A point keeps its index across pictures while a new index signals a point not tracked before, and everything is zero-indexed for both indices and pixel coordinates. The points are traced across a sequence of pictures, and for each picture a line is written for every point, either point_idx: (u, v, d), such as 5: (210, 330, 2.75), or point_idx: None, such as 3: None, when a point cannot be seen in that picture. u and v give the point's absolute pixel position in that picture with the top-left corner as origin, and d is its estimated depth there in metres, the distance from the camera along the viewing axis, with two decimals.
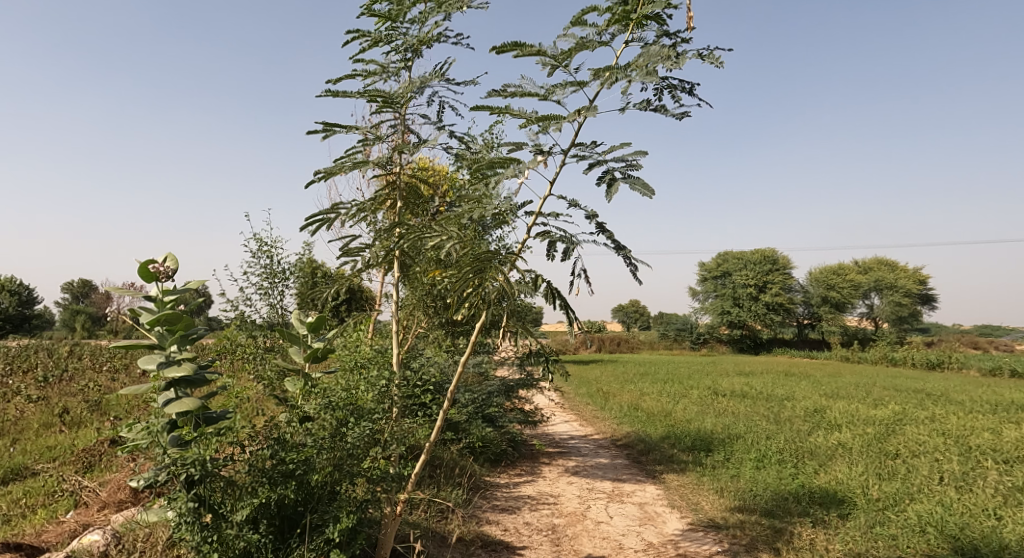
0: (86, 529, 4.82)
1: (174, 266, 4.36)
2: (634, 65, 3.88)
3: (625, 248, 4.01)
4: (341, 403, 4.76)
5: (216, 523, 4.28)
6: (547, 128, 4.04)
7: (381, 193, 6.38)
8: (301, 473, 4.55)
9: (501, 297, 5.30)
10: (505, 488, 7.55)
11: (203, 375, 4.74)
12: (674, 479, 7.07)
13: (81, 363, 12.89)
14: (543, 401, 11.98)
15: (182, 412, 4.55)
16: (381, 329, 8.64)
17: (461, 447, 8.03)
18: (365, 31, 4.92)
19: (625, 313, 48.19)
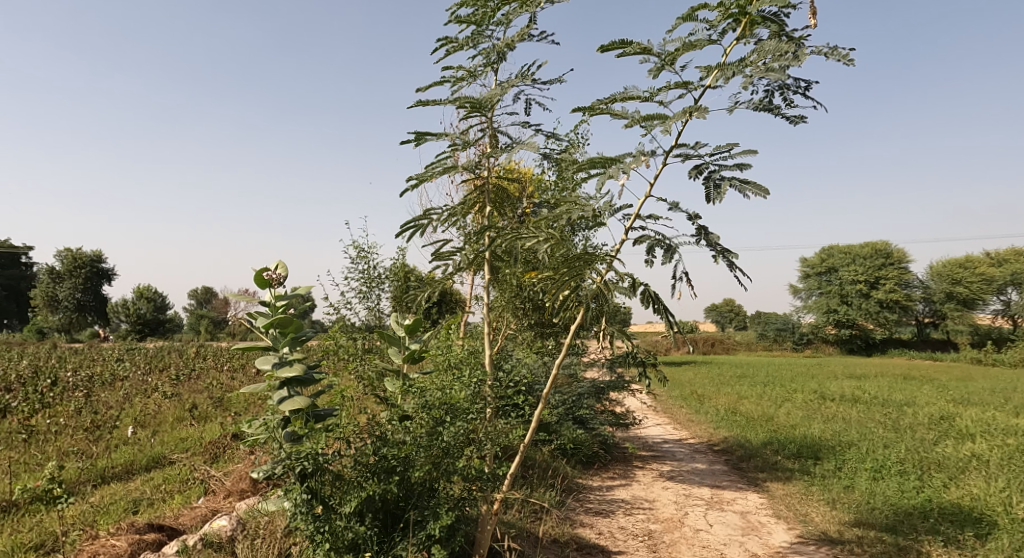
0: (216, 514, 5.11)
1: (285, 272, 4.63)
2: (747, 62, 3.90)
3: (728, 252, 4.00)
4: (437, 402, 4.89)
5: (327, 515, 4.44)
6: (650, 128, 4.10)
7: (471, 196, 6.46)
8: (402, 469, 4.69)
9: (596, 297, 5.26)
10: (598, 491, 7.50)
11: (312, 374, 4.98)
12: (779, 487, 6.80)
13: (203, 361, 13.81)
14: (634, 403, 11.81)
15: (295, 410, 4.86)
16: (471, 331, 8.77)
17: (551, 449, 8.09)
18: (453, 38, 5.02)
19: (720, 314, 47.01)
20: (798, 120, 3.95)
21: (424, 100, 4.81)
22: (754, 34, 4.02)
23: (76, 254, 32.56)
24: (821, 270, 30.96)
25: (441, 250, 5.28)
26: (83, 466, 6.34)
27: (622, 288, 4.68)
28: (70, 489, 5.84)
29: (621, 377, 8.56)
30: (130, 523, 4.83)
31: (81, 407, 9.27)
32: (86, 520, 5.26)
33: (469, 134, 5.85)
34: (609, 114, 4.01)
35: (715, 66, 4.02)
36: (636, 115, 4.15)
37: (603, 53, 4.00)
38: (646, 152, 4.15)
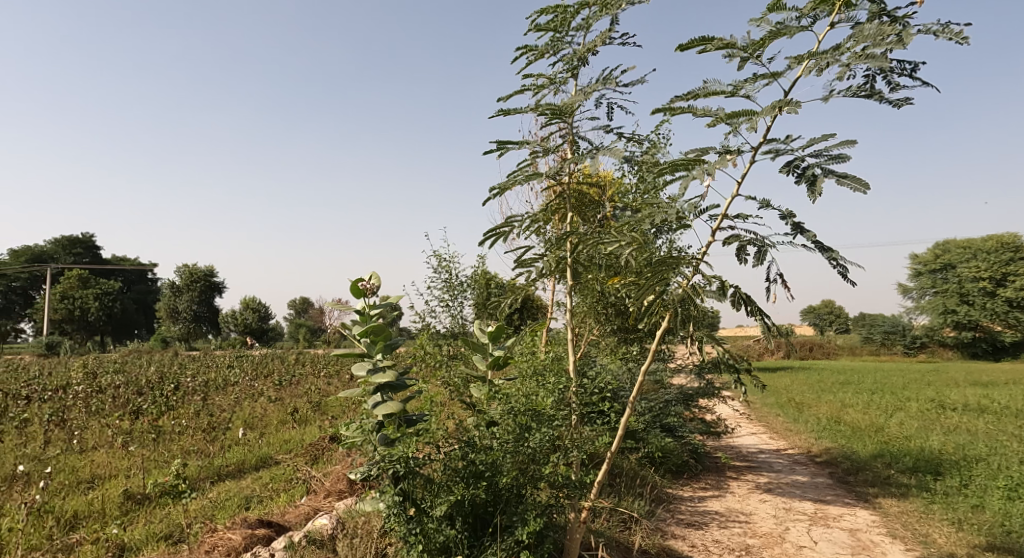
0: (317, 513, 5.59)
1: (379, 282, 4.75)
2: (843, 49, 3.60)
3: (832, 249, 3.70)
4: (522, 409, 4.83)
5: (420, 517, 4.41)
6: (735, 126, 3.89)
7: (552, 203, 6.31)
8: (491, 474, 4.57)
9: (684, 301, 4.99)
10: (689, 502, 7.17)
11: (404, 381, 4.98)
12: (893, 504, 6.28)
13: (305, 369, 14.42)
14: (726, 411, 11.34)
15: (389, 414, 4.87)
16: (554, 337, 8.63)
17: (639, 457, 7.72)
18: (533, 45, 4.90)
19: (820, 316, 44.97)
20: (902, 107, 3.62)
21: (505, 108, 4.70)
22: (851, 17, 3.70)
23: (192, 269, 34.73)
24: (936, 268, 28.98)
25: (523, 258, 5.19)
26: (199, 465, 7.48)
27: (712, 291, 4.36)
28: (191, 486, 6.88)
29: (711, 384, 8.20)
30: (240, 518, 5.22)
31: (199, 411, 11.49)
32: (207, 514, 6.17)
33: (549, 142, 5.76)
34: (689, 113, 3.85)
35: (807, 53, 3.75)
36: (720, 111, 3.96)
37: (682, 51, 3.81)
38: (731, 149, 3.94)
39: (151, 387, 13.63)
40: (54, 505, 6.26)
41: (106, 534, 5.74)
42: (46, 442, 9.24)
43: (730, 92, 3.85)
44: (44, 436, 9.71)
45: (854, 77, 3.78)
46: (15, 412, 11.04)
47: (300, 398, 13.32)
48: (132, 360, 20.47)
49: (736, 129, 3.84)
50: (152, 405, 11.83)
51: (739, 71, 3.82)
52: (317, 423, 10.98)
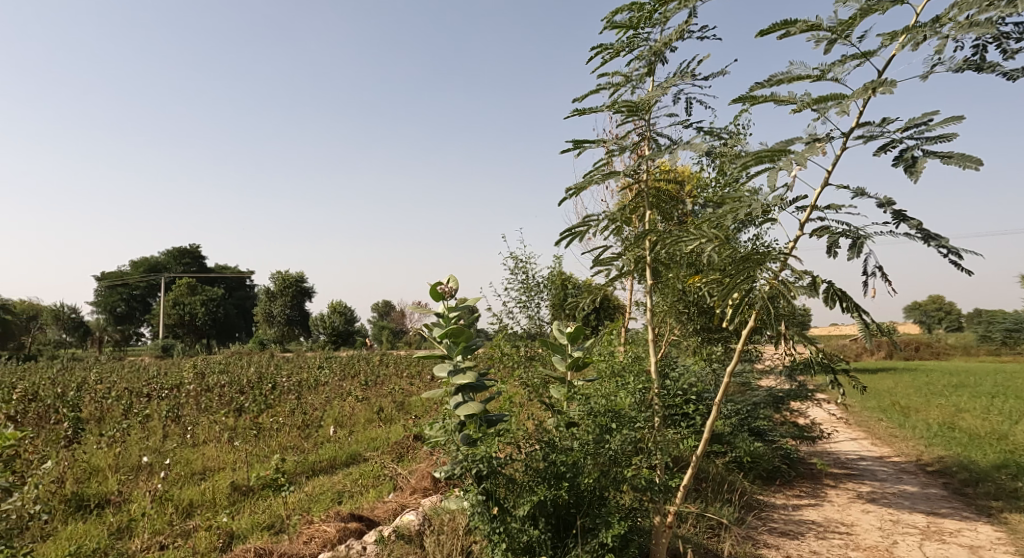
0: (404, 511, 6.12)
1: (456, 285, 4.94)
2: (944, 20, 3.26)
3: (938, 235, 3.37)
4: (601, 410, 4.74)
5: (503, 517, 4.28)
6: (824, 112, 3.62)
7: (629, 201, 6.07)
8: (572, 475, 4.41)
9: (774, 298, 4.61)
10: (782, 510, 6.75)
11: (485, 382, 4.98)
12: (1022, 521, 5.72)
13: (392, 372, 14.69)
14: (822, 415, 10.75)
15: (470, 415, 4.82)
16: (632, 337, 8.36)
17: (727, 461, 7.37)
18: (609, 42, 4.71)
19: (928, 313, 42.39)
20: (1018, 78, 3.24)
21: (580, 107, 4.53)
22: None
23: (286, 276, 36.00)
24: None
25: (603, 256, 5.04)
26: (299, 459, 8.39)
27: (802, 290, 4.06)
28: (292, 481, 7.76)
29: (803, 386, 7.68)
30: (335, 510, 5.74)
31: (294, 409, 12.05)
32: (304, 509, 6.74)
33: (626, 139, 5.61)
34: (771, 103, 3.66)
35: (903, 28, 3.43)
36: (807, 97, 3.75)
37: (762, 37, 3.57)
38: (820, 136, 3.72)
39: (251, 386, 14.30)
40: (173, 494, 7.04)
41: (218, 524, 6.36)
42: (165, 436, 10.10)
43: (817, 77, 3.58)
44: (163, 431, 10.47)
45: (961, 48, 3.41)
46: (138, 408, 11.95)
47: (386, 397, 13.59)
48: (237, 361, 21.58)
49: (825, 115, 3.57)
50: (253, 403, 12.45)
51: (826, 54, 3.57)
52: (401, 422, 11.13)
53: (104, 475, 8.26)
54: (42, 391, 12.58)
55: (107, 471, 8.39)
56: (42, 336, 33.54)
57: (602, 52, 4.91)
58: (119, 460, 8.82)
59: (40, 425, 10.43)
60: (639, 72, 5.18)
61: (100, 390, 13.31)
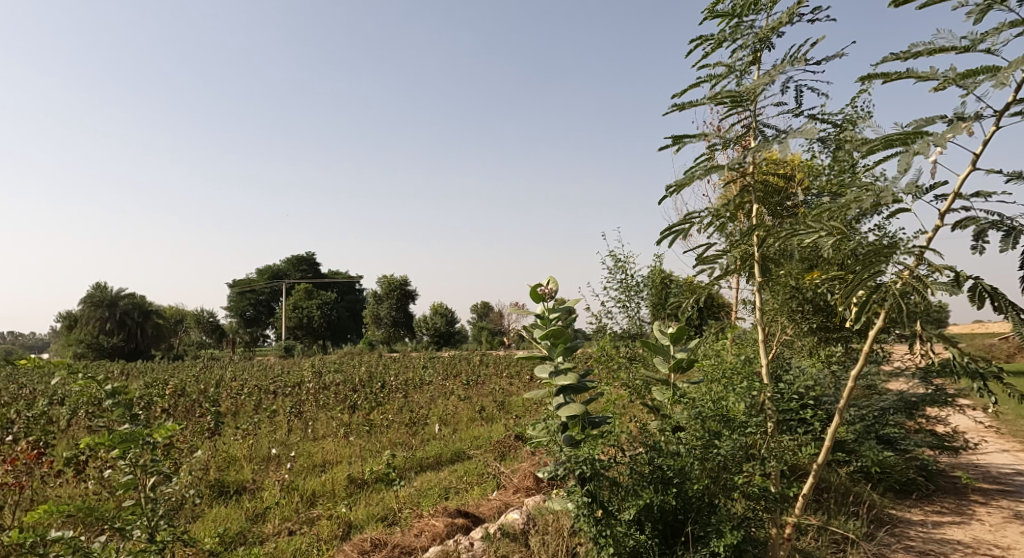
0: (509, 506, 6.74)
1: (553, 286, 5.85)
2: None
3: None
4: (710, 413, 4.54)
5: (608, 520, 4.39)
6: (972, 87, 3.12)
7: (735, 197, 5.59)
8: (679, 481, 4.41)
9: (908, 295, 3.97)
10: (921, 527, 6.04)
11: (584, 383, 5.33)
12: None
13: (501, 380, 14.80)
14: (968, 423, 9.68)
15: (571, 416, 5.13)
16: (740, 338, 7.86)
17: (851, 471, 6.82)
18: (710, 33, 4.36)
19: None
20: None
21: (679, 104, 4.23)
22: None
23: (391, 279, 36.97)
24: None
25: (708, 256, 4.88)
26: (408, 455, 9.26)
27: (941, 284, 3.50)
28: (400, 473, 8.81)
29: (941, 391, 6.75)
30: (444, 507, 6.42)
31: (402, 407, 12.32)
32: (414, 500, 7.68)
33: (730, 132, 5.27)
34: (905, 79, 3.21)
35: None
36: (950, 72, 3.27)
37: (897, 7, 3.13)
38: (966, 115, 3.21)
39: (363, 383, 14.73)
40: (298, 484, 8.27)
41: (337, 513, 7.40)
42: (289, 430, 10.73)
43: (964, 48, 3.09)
44: (288, 425, 11.13)
45: None
46: (266, 404, 12.72)
47: (488, 397, 13.70)
48: (350, 360, 22.42)
49: (974, 91, 3.07)
50: (365, 400, 12.83)
51: (975, 21, 3.06)
52: (504, 422, 11.14)
53: (240, 465, 9.07)
54: (186, 387, 13.63)
55: (242, 461, 9.19)
56: (182, 337, 36.60)
57: (702, 44, 4.56)
58: (252, 451, 9.61)
59: (185, 419, 11.36)
60: (743, 61, 4.78)
61: (232, 386, 14.16)
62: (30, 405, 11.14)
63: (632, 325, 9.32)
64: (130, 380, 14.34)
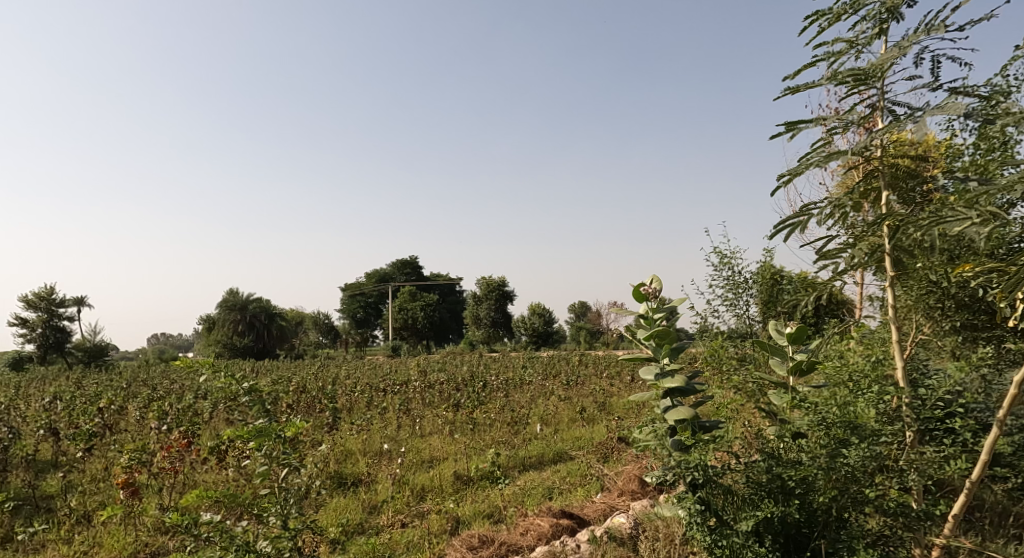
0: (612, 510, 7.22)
1: (658, 285, 6.24)
2: None
3: None
4: (835, 420, 4.10)
5: (723, 529, 4.17)
6: None
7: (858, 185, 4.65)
8: (802, 492, 4.11)
9: None
10: None
11: (692, 385, 5.85)
12: None
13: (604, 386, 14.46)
14: None
15: (681, 419, 5.64)
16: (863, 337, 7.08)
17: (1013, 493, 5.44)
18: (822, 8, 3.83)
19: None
20: None
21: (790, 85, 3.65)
22: None
23: (490, 280, 36.95)
24: None
25: (828, 253, 4.51)
26: (511, 454, 9.38)
27: None
28: (504, 472, 8.88)
29: None
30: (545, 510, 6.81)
31: (505, 406, 12.18)
32: (518, 500, 7.83)
33: (848, 114, 4.58)
34: None
35: None
36: None
37: None
38: None
39: (466, 383, 14.55)
40: (409, 478, 8.55)
41: (446, 508, 7.61)
42: (397, 426, 10.93)
43: None
44: (397, 421, 11.32)
45: None
46: (378, 400, 12.96)
47: (589, 397, 13.46)
48: (454, 359, 22.51)
49: None
50: (468, 398, 12.73)
51: None
52: (606, 423, 10.92)
53: (355, 459, 9.39)
54: (307, 382, 14.17)
55: (355, 455, 9.50)
56: (301, 339, 38.49)
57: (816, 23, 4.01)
58: (365, 445, 9.89)
59: (308, 414, 11.77)
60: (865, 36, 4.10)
61: (346, 384, 14.38)
62: (179, 398, 11.97)
63: (740, 324, 8.66)
64: (260, 376, 15.11)
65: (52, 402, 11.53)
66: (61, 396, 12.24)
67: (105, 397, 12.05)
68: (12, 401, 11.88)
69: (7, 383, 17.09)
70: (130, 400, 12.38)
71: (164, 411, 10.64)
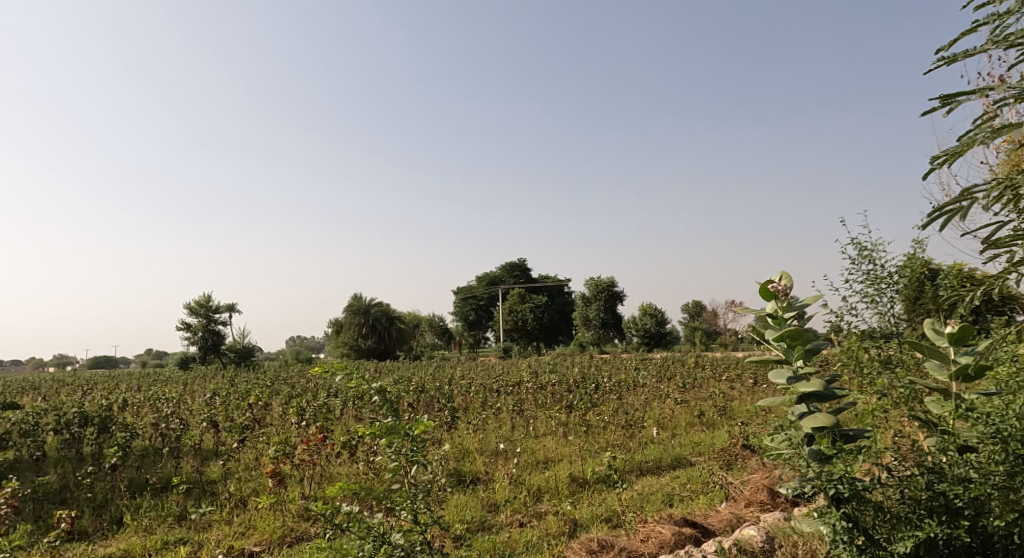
0: (741, 522, 6.74)
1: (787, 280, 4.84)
2: None
3: None
4: (1012, 433, 3.51)
5: (874, 552, 3.56)
6: None
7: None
8: (972, 514, 3.50)
9: None
10: None
11: (834, 391, 4.43)
12: None
13: (726, 392, 13.61)
14: None
15: (819, 427, 3.99)
16: None
17: None
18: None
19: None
20: None
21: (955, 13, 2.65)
22: None
23: (599, 281, 36.06)
24: None
25: (1000, 241, 3.47)
26: (627, 457, 8.94)
27: None
28: (621, 476, 8.39)
29: None
30: (670, 515, 6.59)
31: (619, 409, 11.59)
32: (635, 505, 7.41)
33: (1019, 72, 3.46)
34: None
35: None
36: None
37: None
38: None
39: (578, 383, 13.96)
40: (525, 478, 8.23)
41: (563, 510, 7.24)
42: (512, 427, 10.62)
43: None
44: (511, 422, 10.97)
45: None
46: (492, 400, 12.67)
47: (705, 402, 12.73)
48: (566, 361, 22.01)
49: None
50: (581, 399, 12.20)
51: None
52: (728, 429, 10.24)
53: (472, 457, 9.09)
54: (425, 382, 14.12)
55: (473, 453, 9.24)
56: (419, 340, 39.04)
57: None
58: (481, 444, 9.58)
59: (427, 412, 11.63)
60: None
61: (460, 384, 14.03)
62: (315, 395, 12.18)
63: (885, 322, 7.27)
64: (383, 375, 15.25)
65: (211, 396, 12.01)
66: (220, 391, 12.72)
67: (252, 393, 12.36)
68: (176, 396, 12.47)
69: (158, 382, 18.10)
70: (274, 398, 12.69)
71: (304, 407, 10.70)
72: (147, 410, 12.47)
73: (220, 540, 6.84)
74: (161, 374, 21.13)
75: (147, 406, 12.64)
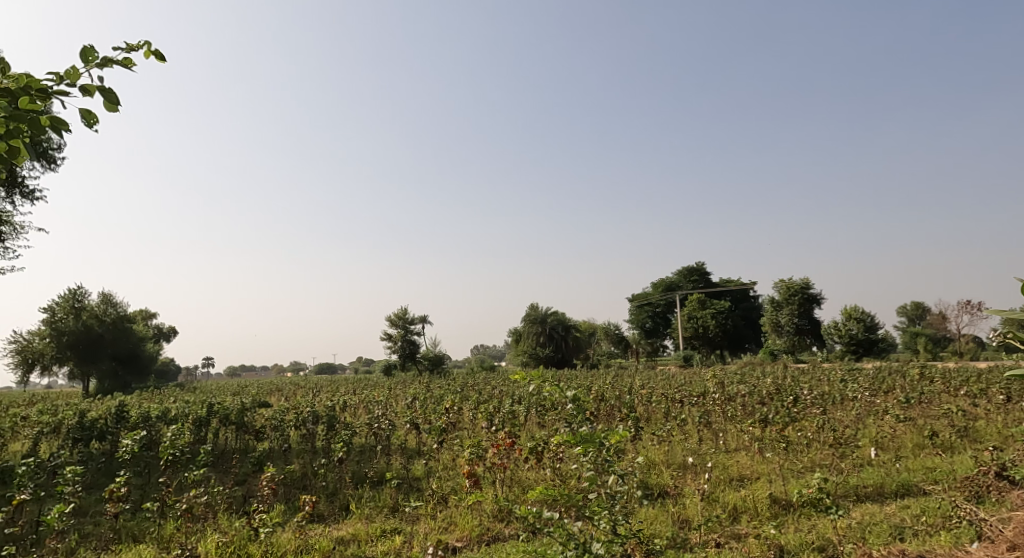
0: None
1: None
2: None
3: None
4: None
5: None
6: None
7: None
8: None
9: None
10: None
11: None
12: None
13: (979, 412, 10.07)
14: None
15: None
16: None
17: None
18: None
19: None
20: None
21: None
22: None
23: (790, 283, 31.80)
24: None
25: None
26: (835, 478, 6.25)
27: None
28: (835, 500, 5.83)
29: None
30: None
31: (824, 422, 8.71)
32: (856, 535, 5.21)
33: None
34: None
35: None
36: None
37: None
38: None
39: (776, 394, 11.12)
40: (720, 495, 6.03)
41: (765, 532, 5.32)
42: (700, 439, 8.35)
43: None
44: (699, 435, 8.70)
45: None
46: (676, 411, 10.33)
47: (938, 419, 9.35)
48: (762, 372, 18.87)
49: None
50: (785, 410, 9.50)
51: None
52: (975, 455, 7.18)
53: (658, 470, 6.97)
54: (604, 391, 12.08)
55: (659, 465, 7.09)
56: (595, 348, 37.27)
57: None
58: (668, 456, 7.41)
59: (605, 422, 9.63)
60: None
61: (640, 393, 11.79)
62: (500, 401, 10.62)
63: None
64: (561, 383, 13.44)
65: (410, 400, 11.00)
66: (417, 395, 11.71)
67: (447, 398, 11.09)
68: (383, 398, 11.56)
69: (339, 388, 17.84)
70: (462, 403, 11.31)
71: (492, 413, 9.10)
72: (364, 412, 11.57)
73: (427, 532, 5.53)
74: (373, 377, 21.54)
75: (363, 408, 11.82)
